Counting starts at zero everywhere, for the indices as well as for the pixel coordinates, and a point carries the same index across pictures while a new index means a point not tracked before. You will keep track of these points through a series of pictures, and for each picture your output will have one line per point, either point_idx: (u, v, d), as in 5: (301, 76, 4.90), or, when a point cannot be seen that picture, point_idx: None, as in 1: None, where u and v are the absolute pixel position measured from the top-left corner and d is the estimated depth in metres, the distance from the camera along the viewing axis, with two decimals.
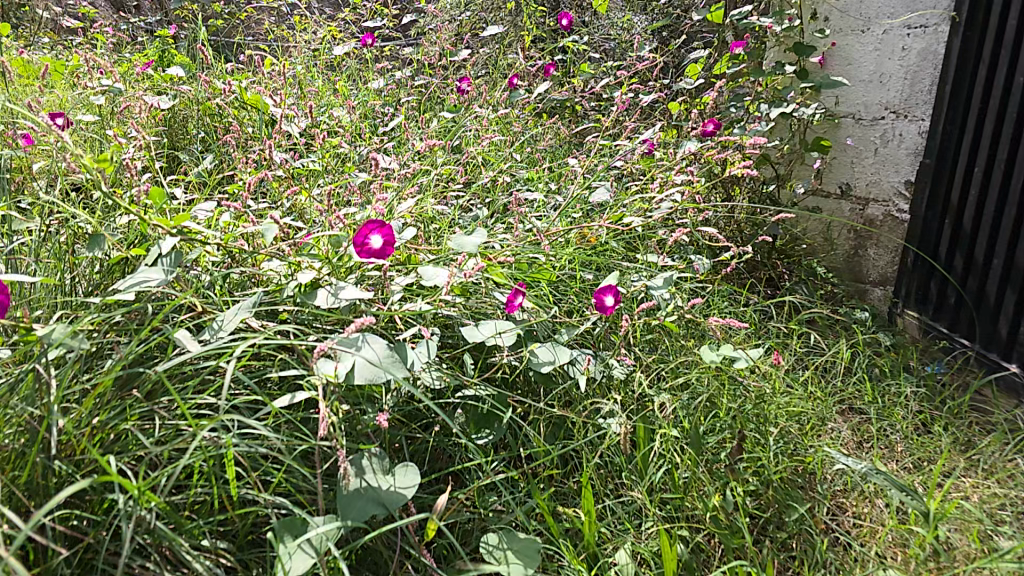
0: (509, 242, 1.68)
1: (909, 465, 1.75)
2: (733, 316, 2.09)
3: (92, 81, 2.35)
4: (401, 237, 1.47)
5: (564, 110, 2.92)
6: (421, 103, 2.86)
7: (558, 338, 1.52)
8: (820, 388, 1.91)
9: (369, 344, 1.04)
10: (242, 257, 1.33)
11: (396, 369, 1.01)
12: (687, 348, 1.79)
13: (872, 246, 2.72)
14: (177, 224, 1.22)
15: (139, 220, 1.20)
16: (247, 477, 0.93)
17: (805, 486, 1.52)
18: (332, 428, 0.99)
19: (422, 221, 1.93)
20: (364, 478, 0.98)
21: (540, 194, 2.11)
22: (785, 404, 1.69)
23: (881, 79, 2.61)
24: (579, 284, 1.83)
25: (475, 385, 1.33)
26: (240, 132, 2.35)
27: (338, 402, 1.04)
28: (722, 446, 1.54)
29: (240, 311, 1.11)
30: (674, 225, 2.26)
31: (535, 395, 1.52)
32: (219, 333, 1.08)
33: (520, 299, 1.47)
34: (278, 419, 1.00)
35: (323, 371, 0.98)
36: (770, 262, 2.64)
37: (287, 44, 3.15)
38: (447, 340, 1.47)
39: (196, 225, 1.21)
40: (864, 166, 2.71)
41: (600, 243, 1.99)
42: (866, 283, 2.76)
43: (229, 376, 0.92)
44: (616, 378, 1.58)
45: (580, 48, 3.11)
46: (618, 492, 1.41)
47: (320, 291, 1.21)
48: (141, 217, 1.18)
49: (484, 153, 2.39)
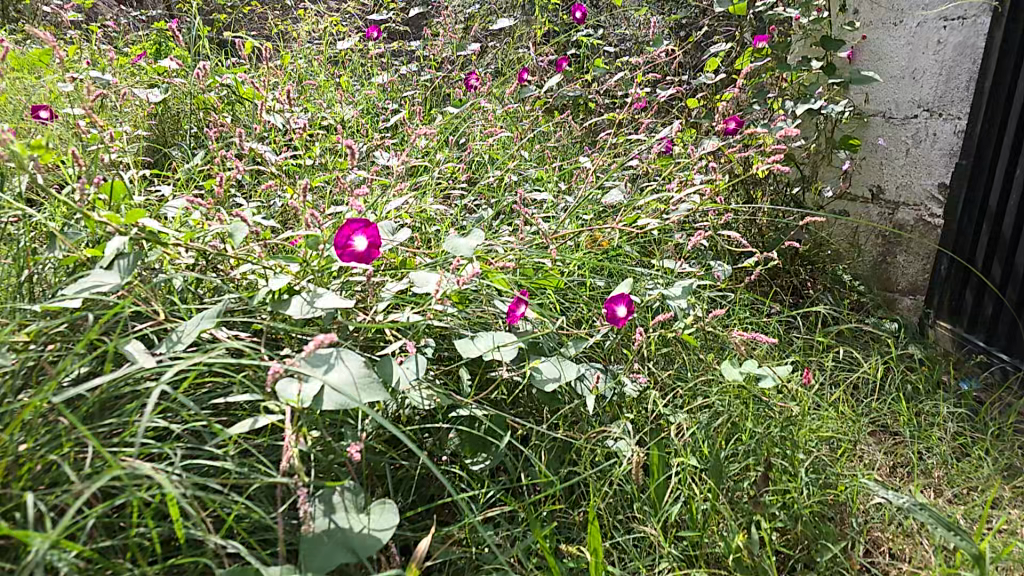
0: (512, 246, 1.54)
1: (951, 496, 1.57)
2: (756, 327, 1.93)
3: (82, 74, 2.26)
4: (395, 238, 1.34)
5: (577, 107, 2.77)
6: (426, 98, 2.72)
7: (564, 352, 1.38)
8: (851, 408, 1.74)
9: (344, 363, 0.92)
10: (214, 259, 1.21)
11: (372, 392, 0.89)
12: (707, 363, 1.63)
13: (902, 253, 2.51)
14: (129, 222, 1.07)
15: (85, 216, 1.07)
16: (194, 516, 0.80)
17: (837, 520, 1.36)
18: (296, 459, 0.86)
19: (421, 223, 1.80)
20: (333, 519, 0.85)
21: (548, 195, 1.96)
22: (815, 427, 1.52)
23: (913, 74, 2.41)
24: (589, 291, 1.68)
25: (469, 404, 1.19)
26: (235, 127, 2.23)
27: (306, 429, 0.91)
28: (746, 474, 1.38)
29: (202, 322, 0.99)
30: (692, 229, 2.10)
31: (539, 415, 1.38)
32: (175, 346, 0.97)
33: (523, 309, 1.34)
34: (235, 448, 0.87)
35: (285, 397, 0.86)
36: (791, 270, 2.45)
37: (290, 38, 3.03)
38: (442, 353, 1.34)
39: (153, 224, 1.09)
40: (893, 168, 2.51)
41: (612, 247, 1.84)
42: (894, 292, 2.54)
43: (155, 401, 0.78)
44: (628, 397, 1.43)
45: (594, 42, 2.96)
46: (628, 526, 1.26)
47: (294, 300, 1.09)
48: (86, 213, 1.04)
49: (491, 150, 2.25)
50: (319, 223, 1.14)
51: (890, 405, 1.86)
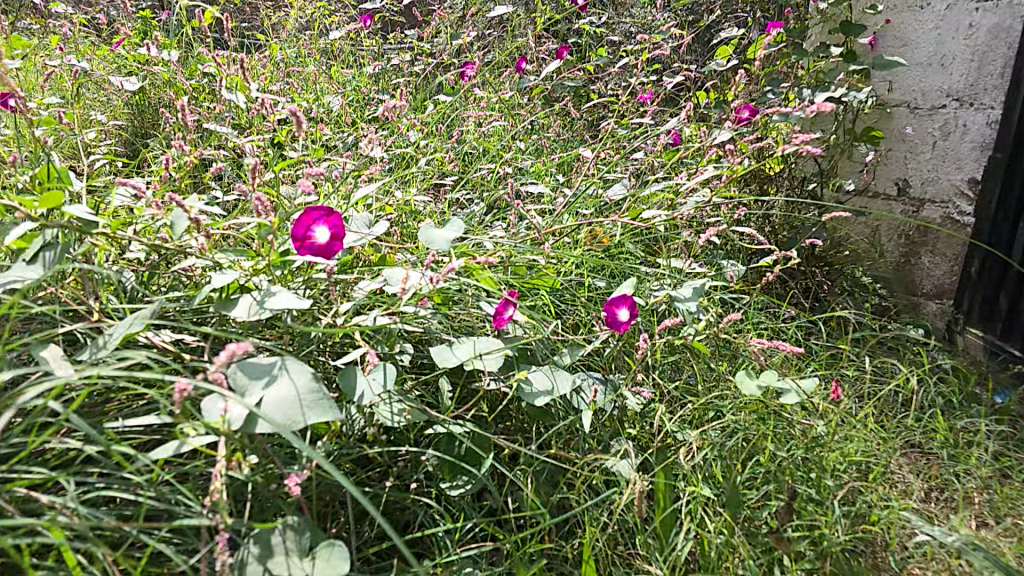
0: (502, 241, 1.39)
1: (998, 526, 1.39)
2: (771, 332, 1.77)
3: (53, 61, 2.13)
4: (369, 233, 1.21)
5: (579, 99, 2.62)
6: (418, 87, 2.57)
7: (558, 361, 1.23)
8: (877, 424, 1.58)
9: (288, 375, 0.77)
10: (156, 252, 1.07)
11: (319, 411, 0.75)
12: (720, 373, 1.47)
13: (927, 253, 2.33)
14: (46, 208, 0.92)
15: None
16: (93, 565, 0.66)
17: (866, 555, 1.22)
18: (225, 493, 0.72)
19: (406, 216, 1.65)
20: (269, 566, 0.72)
21: (545, 188, 1.81)
22: (842, 449, 1.36)
23: (941, 61, 2.21)
24: (587, 292, 1.53)
25: (447, 421, 1.04)
26: (214, 117, 2.09)
27: (243, 456, 0.76)
28: (766, 503, 1.24)
29: (131, 324, 0.86)
30: (702, 226, 1.94)
31: (529, 433, 1.22)
32: (101, 352, 0.85)
33: (512, 311, 1.19)
34: (155, 480, 0.73)
35: (210, 416, 0.72)
36: (807, 271, 2.26)
37: (278, 27, 2.88)
38: (421, 360, 1.20)
39: (77, 211, 0.93)
40: (919, 162, 2.31)
41: (614, 244, 1.69)
42: (918, 296, 2.36)
43: (45, 422, 0.64)
44: (631, 411, 1.29)
45: (598, 29, 2.79)
46: (630, 563, 1.11)
47: (243, 299, 0.95)
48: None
49: (485, 141, 2.10)
50: (270, 212, 0.98)
51: (921, 420, 1.69)
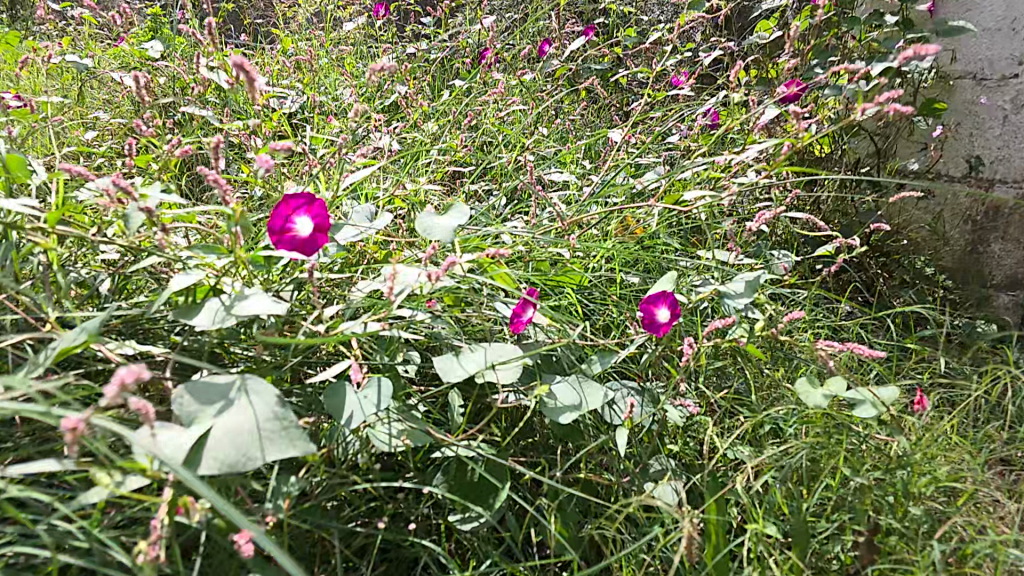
0: (520, 233, 1.22)
1: None
2: (830, 331, 1.55)
3: (56, 59, 2.05)
4: (370, 227, 1.06)
5: (607, 81, 2.41)
6: (434, 75, 2.41)
7: (586, 371, 1.07)
8: (962, 437, 1.35)
9: (248, 399, 0.64)
10: (122, 251, 0.95)
11: (282, 445, 0.62)
12: (775, 380, 1.28)
13: (998, 239, 1.98)
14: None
15: None
16: None
17: None
18: (165, 549, 0.58)
19: (416, 208, 1.49)
20: None
21: (569, 176, 1.64)
22: (928, 471, 1.14)
23: (1013, 24, 1.86)
24: (619, 289, 1.35)
25: (454, 443, 0.89)
26: (218, 111, 1.98)
27: (192, 502, 0.63)
28: (839, 536, 1.04)
29: (73, 336, 0.72)
30: (748, 214, 1.73)
31: (553, 454, 1.05)
32: (37, 368, 0.72)
33: (530, 313, 1.04)
34: (87, 530, 0.61)
35: (135, 453, 0.57)
36: (861, 263, 1.99)
37: (290, 19, 2.75)
38: (427, 371, 1.05)
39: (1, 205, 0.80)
40: (987, 139, 1.96)
41: (649, 235, 1.50)
42: (986, 287, 2.01)
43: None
44: (673, 425, 1.11)
45: (627, 6, 2.57)
46: None
47: (209, 304, 0.81)
48: None
49: (504, 126, 1.93)
50: (229, 201, 0.81)
51: (1014, 431, 1.44)
